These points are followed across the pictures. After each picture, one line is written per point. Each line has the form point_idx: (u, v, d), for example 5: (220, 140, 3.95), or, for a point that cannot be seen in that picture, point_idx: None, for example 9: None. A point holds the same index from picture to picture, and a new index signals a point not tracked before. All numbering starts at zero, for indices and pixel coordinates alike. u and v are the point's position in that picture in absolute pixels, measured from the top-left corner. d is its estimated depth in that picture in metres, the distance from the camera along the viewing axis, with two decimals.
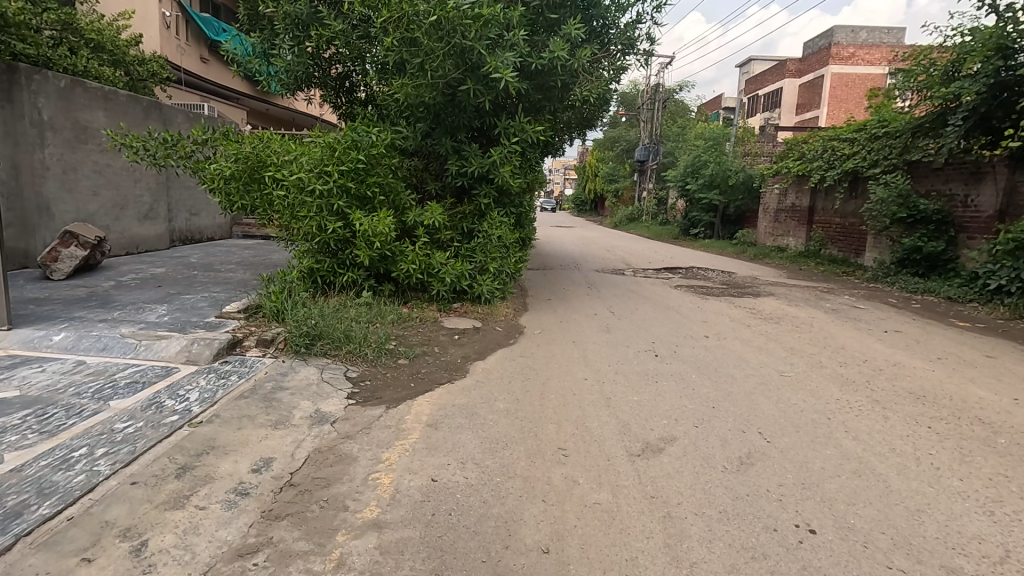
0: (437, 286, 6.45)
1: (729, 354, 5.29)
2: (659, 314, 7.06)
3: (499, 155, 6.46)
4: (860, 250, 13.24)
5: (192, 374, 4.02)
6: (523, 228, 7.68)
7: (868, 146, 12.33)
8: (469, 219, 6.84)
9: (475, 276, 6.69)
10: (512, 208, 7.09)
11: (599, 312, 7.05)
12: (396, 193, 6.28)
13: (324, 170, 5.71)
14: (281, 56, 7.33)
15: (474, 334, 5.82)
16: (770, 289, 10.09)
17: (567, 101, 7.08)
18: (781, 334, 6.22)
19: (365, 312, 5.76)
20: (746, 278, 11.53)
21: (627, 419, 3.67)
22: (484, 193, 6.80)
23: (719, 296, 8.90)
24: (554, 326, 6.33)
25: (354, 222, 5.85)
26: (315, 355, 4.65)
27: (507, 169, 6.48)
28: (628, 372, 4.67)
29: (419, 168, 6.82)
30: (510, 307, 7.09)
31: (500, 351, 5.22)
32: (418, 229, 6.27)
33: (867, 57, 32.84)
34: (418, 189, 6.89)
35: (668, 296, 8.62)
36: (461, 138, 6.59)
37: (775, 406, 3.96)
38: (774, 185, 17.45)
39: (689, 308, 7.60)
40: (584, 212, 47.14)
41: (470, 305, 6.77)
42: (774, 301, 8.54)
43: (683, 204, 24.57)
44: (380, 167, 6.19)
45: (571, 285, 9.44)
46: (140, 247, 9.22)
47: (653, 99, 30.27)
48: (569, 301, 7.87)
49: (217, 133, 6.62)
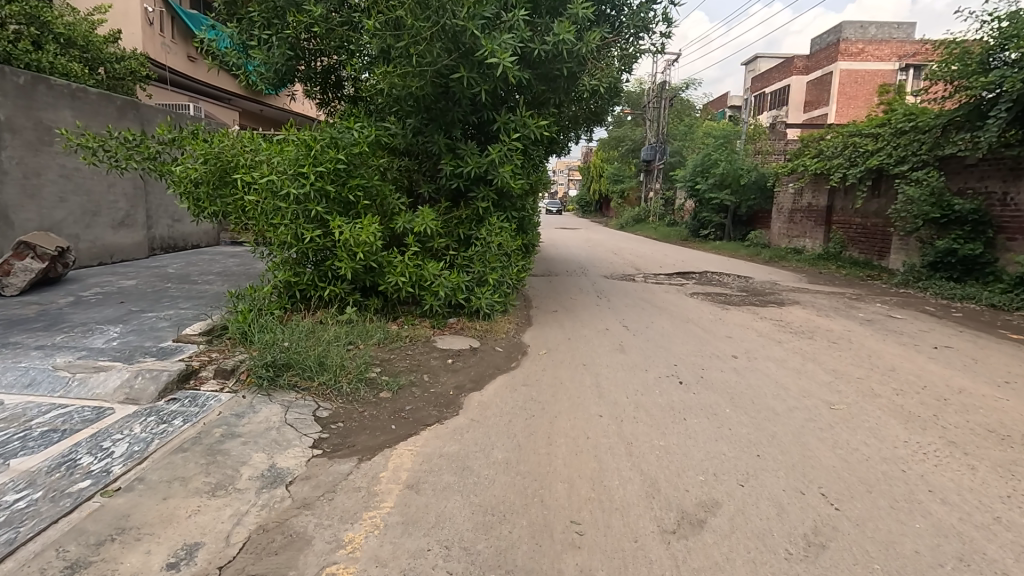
0: (430, 301, 5.78)
1: (765, 380, 4.57)
2: (678, 328, 6.34)
3: (498, 153, 5.76)
4: (884, 253, 12.47)
5: (126, 418, 3.33)
6: (527, 234, 6.99)
7: (894, 141, 11.57)
8: (466, 225, 6.16)
9: (473, 288, 6.01)
10: (515, 213, 6.40)
11: (612, 328, 6.33)
12: (382, 196, 5.60)
13: (299, 171, 5.03)
14: (260, 48, 6.63)
15: (470, 356, 5.11)
16: (794, 296, 9.36)
17: (573, 92, 6.41)
18: (818, 352, 5.49)
19: (348, 333, 5.08)
20: (765, 283, 10.80)
21: (655, 475, 2.95)
22: (482, 196, 6.09)
23: (740, 305, 8.18)
24: (561, 345, 5.62)
25: (334, 230, 5.16)
26: (281, 388, 3.96)
27: (508, 169, 5.78)
28: (649, 406, 3.96)
29: (410, 168, 6.14)
30: (512, 321, 6.41)
31: (499, 379, 4.53)
32: (407, 237, 5.60)
33: (877, 53, 31.99)
34: (409, 192, 6.21)
35: (685, 306, 7.90)
36: (455, 135, 5.90)
37: (833, 453, 3.24)
38: (789, 185, 16.69)
39: (709, 320, 6.88)
40: (589, 213, 46.45)
41: (467, 321, 6.10)
42: (800, 311, 7.81)
43: (692, 205, 23.82)
44: (364, 168, 5.51)
45: (578, 295, 8.74)
46: (115, 256, 8.59)
47: (659, 97, 29.54)
48: (576, 314, 7.16)
49: (185, 131, 5.97)
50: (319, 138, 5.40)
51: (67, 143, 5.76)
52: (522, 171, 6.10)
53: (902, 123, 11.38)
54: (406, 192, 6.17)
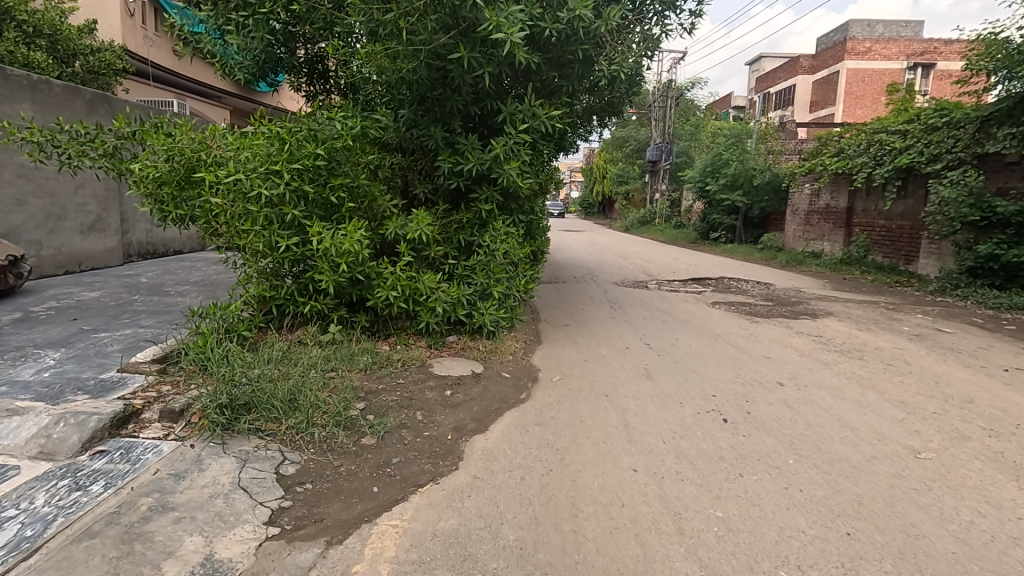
0: (427, 318, 5.04)
1: (825, 416, 3.83)
2: (707, 347, 5.59)
3: (503, 148, 5.02)
4: (914, 257, 11.72)
5: (29, 483, 2.59)
6: (536, 240, 6.25)
7: (925, 138, 10.83)
8: (467, 230, 5.43)
9: (475, 303, 5.29)
10: (522, 217, 5.66)
11: (633, 346, 5.59)
12: (370, 199, 4.88)
13: (271, 167, 4.28)
14: (237, 32, 5.97)
15: (473, 384, 4.37)
16: (823, 305, 8.63)
17: (587, 81, 5.71)
18: (875, 377, 4.75)
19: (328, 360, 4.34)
20: (789, 291, 10.07)
21: (720, 570, 2.21)
22: (485, 197, 5.36)
23: (769, 317, 7.45)
24: (577, 369, 4.88)
25: (313, 237, 4.42)
26: (240, 433, 3.21)
27: (514, 166, 5.04)
28: (693, 456, 3.21)
29: (403, 167, 5.43)
30: (520, 339, 5.66)
31: (508, 416, 3.79)
32: (399, 245, 4.86)
33: (884, 52, 31.22)
34: (400, 193, 5.48)
35: (710, 318, 7.16)
36: (455, 128, 5.17)
37: (943, 530, 2.50)
38: (805, 185, 15.95)
39: (740, 336, 6.14)
40: (592, 215, 45.79)
41: (469, 339, 5.37)
42: (836, 323, 7.05)
43: (700, 207, 23.07)
44: (350, 164, 4.77)
45: (590, 305, 8.00)
46: (84, 264, 7.87)
47: (664, 97, 28.83)
48: (590, 328, 6.42)
49: (146, 124, 5.23)
50: (296, 128, 4.65)
51: (9, 136, 5.02)
52: (531, 169, 5.38)
53: (935, 119, 10.63)
54: (398, 193, 5.44)
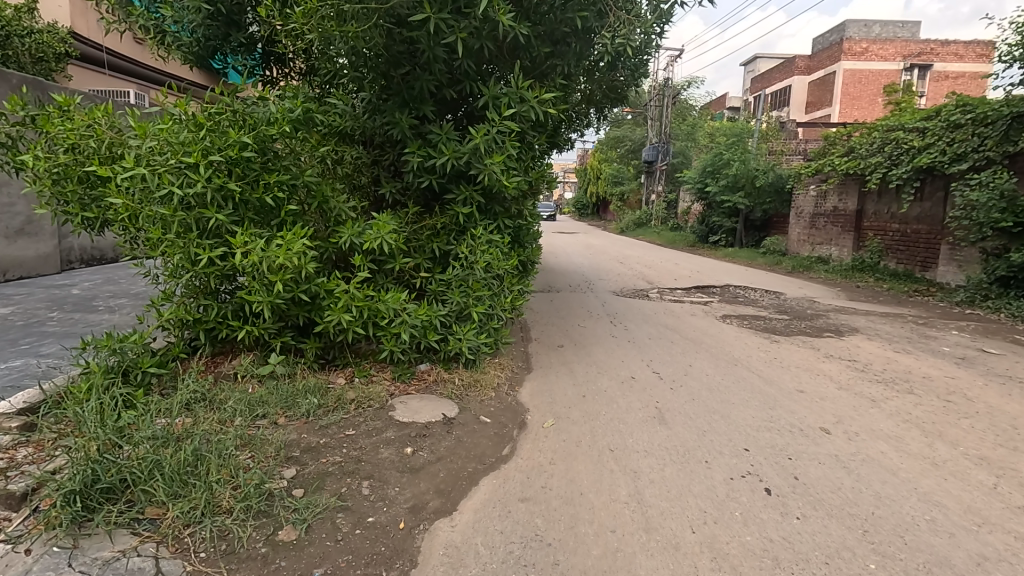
0: (389, 346, 4.13)
1: (895, 484, 2.95)
2: (727, 377, 4.72)
3: (483, 137, 4.09)
4: (933, 264, 10.99)
5: None
6: (526, 249, 5.38)
7: (947, 136, 10.05)
8: (441, 237, 4.53)
9: (449, 327, 4.40)
10: (509, 222, 4.77)
11: (639, 376, 4.73)
12: (319, 200, 3.97)
13: (183, 159, 3.34)
14: (172, 4, 5.20)
15: (442, 435, 3.46)
16: (844, 318, 7.80)
17: (584, 60, 4.87)
18: (937, 419, 3.88)
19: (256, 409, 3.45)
20: (802, 301, 9.25)
21: None
22: (464, 198, 4.45)
23: (789, 334, 6.60)
24: (574, 410, 3.99)
25: (239, 249, 3.49)
26: (100, 530, 2.28)
27: (497, 160, 4.12)
28: (735, 558, 2.32)
29: (366, 163, 4.55)
30: (506, 368, 4.78)
31: (483, 487, 2.89)
32: (354, 256, 3.95)
33: (880, 53, 30.57)
34: (361, 193, 4.58)
35: (724, 336, 6.31)
36: (425, 113, 4.27)
37: None
38: (811, 186, 15.19)
39: (762, 361, 5.28)
40: (586, 216, 45.02)
41: (444, 369, 4.46)
42: (866, 343, 6.19)
43: (699, 209, 22.27)
44: (293, 156, 3.86)
45: (587, 319, 7.13)
46: (10, 272, 6.89)
47: (661, 95, 28.07)
48: (589, 351, 5.55)
49: (49, 105, 4.27)
50: (222, 108, 3.69)
51: None
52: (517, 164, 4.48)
53: (958, 115, 9.86)
54: (358, 193, 4.55)
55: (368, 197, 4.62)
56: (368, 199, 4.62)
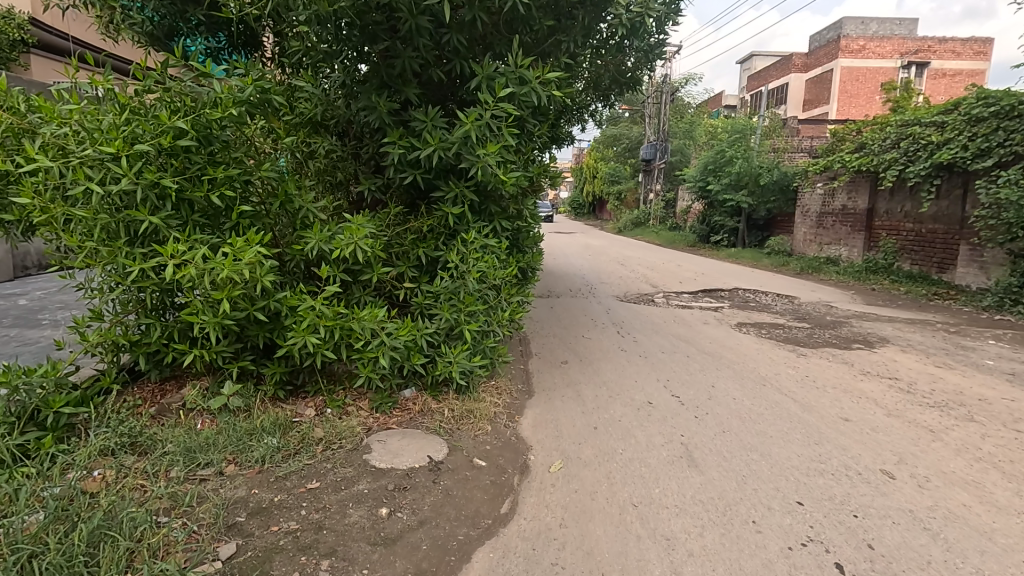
0: (365, 373, 3.49)
1: (998, 556, 2.34)
2: (758, 401, 4.12)
3: (475, 123, 3.45)
4: (950, 266, 10.48)
5: None
6: (526, 255, 4.76)
7: (967, 131, 9.52)
8: (427, 242, 3.90)
9: (437, 348, 3.77)
10: (506, 223, 4.14)
11: (657, 400, 4.12)
12: (281, 199, 3.33)
13: (102, 149, 2.68)
14: None
15: (427, 486, 2.83)
16: (868, 326, 7.22)
17: (592, 35, 4.25)
18: (1014, 456, 3.29)
19: (196, 457, 2.82)
20: (819, 306, 8.68)
21: None
22: (454, 196, 3.81)
23: (815, 346, 6.01)
24: (586, 447, 3.37)
25: (171, 261, 2.82)
26: None
27: (492, 150, 3.48)
28: None
29: (341, 155, 3.93)
30: (504, 392, 4.16)
31: (478, 565, 2.27)
32: (321, 267, 3.30)
33: (878, 50, 30.08)
34: (335, 192, 3.95)
35: (744, 349, 5.71)
36: (409, 97, 3.65)
37: None
38: (818, 184, 14.65)
39: (793, 380, 4.69)
40: (582, 216, 44.40)
41: (432, 396, 3.83)
42: (901, 356, 5.60)
43: (699, 208, 21.71)
44: (247, 146, 3.22)
45: (592, 329, 6.52)
46: None
47: (659, 93, 27.52)
48: (597, 368, 4.94)
49: None
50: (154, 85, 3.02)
51: None
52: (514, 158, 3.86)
53: (979, 108, 9.33)
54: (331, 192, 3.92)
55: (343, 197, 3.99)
56: (344, 199, 3.98)
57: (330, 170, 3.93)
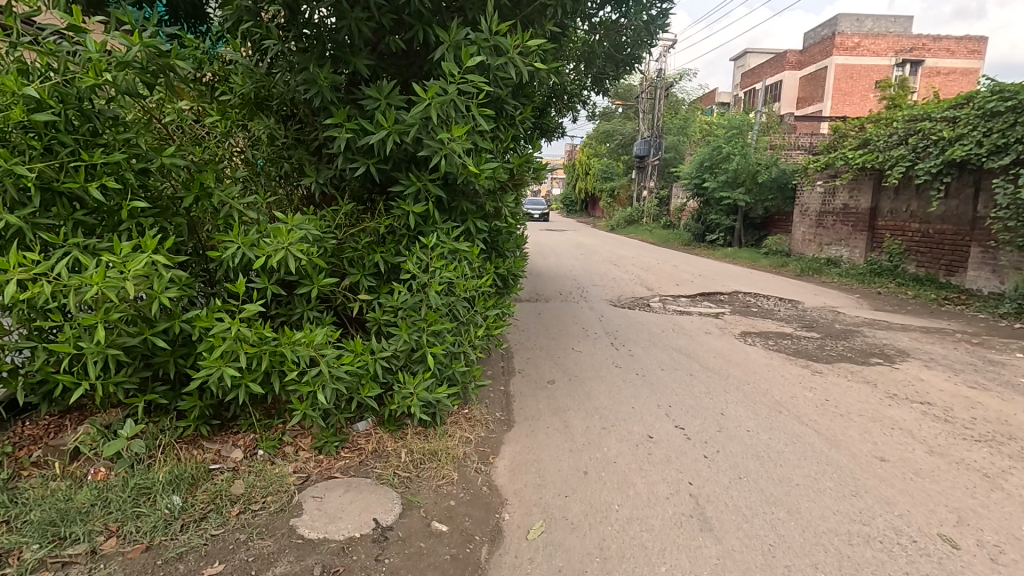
0: (301, 410, 2.83)
1: None
2: (776, 435, 3.51)
3: (438, 99, 2.76)
4: (959, 269, 9.98)
5: None
6: (507, 261, 4.13)
7: (982, 126, 8.99)
8: (384, 247, 3.25)
9: (394, 374, 3.14)
10: (481, 224, 3.49)
11: (657, 433, 3.51)
12: (195, 192, 2.68)
13: None
14: None
15: (366, 568, 2.19)
16: (881, 335, 6.67)
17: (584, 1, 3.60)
18: None
19: (58, 532, 2.17)
20: (825, 312, 8.12)
21: None
22: (414, 191, 3.13)
23: (829, 360, 5.44)
24: (572, 502, 2.74)
25: (19, 273, 2.11)
26: None
27: (458, 134, 2.79)
28: None
29: (282, 140, 3.28)
30: (478, 425, 3.53)
31: None
32: (240, 278, 2.63)
33: (872, 47, 29.55)
34: (273, 186, 3.29)
35: (752, 364, 5.11)
36: (359, 70, 2.98)
37: None
38: (817, 182, 14.13)
39: (813, 405, 4.09)
40: (575, 213, 43.85)
41: (390, 431, 3.19)
42: (926, 373, 5.01)
43: (694, 206, 21.15)
44: (145, 126, 2.58)
45: (583, 339, 5.91)
46: None
47: (653, 87, 26.93)
48: (588, 389, 4.33)
49: None
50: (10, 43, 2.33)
51: None
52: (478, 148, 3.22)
53: (995, 102, 8.81)
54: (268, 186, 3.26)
55: (286, 191, 3.34)
56: (286, 193, 3.32)
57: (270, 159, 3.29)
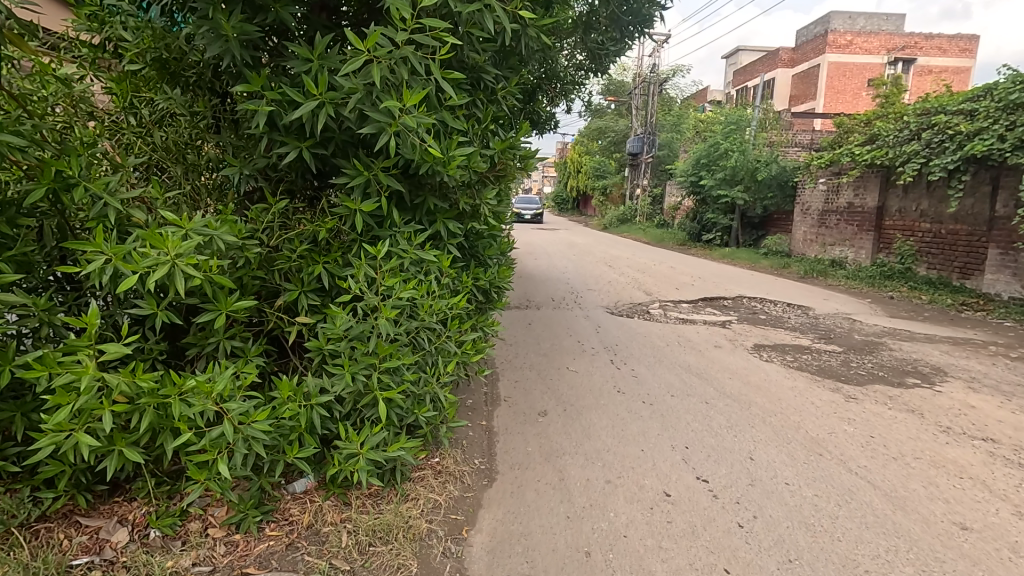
0: (200, 481, 2.07)
1: None
2: (824, 492, 2.81)
3: (384, 55, 2.02)
4: (974, 272, 9.40)
5: None
6: (489, 271, 3.41)
7: (1006, 118, 8.37)
8: (327, 256, 2.52)
9: (337, 424, 2.40)
10: (455, 227, 2.77)
11: (674, 489, 2.82)
12: (48, 183, 1.95)
13: None
14: None
15: None
16: (907, 348, 6.01)
17: None
18: None
19: None
20: (840, 321, 7.46)
21: None
22: (361, 183, 2.37)
23: (861, 380, 4.75)
24: None
25: None
26: None
27: (411, 100, 2.03)
28: None
29: (203, 116, 2.62)
30: (450, 481, 2.82)
31: None
32: (92, 305, 1.85)
33: (865, 45, 28.92)
34: (191, 179, 2.61)
35: (775, 388, 4.41)
36: (284, 20, 2.19)
37: None
38: (820, 180, 13.50)
39: (859, 444, 3.39)
40: (566, 212, 43.16)
41: (333, 497, 2.46)
42: (975, 398, 4.33)
43: (689, 204, 20.50)
44: None
45: (578, 355, 5.20)
46: None
47: (646, 83, 26.22)
48: (586, 422, 3.63)
49: None
50: None
51: None
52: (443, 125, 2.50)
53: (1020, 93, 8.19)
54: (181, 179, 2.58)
55: (204, 181, 2.63)
56: (205, 186, 2.61)
57: (186, 144, 2.63)
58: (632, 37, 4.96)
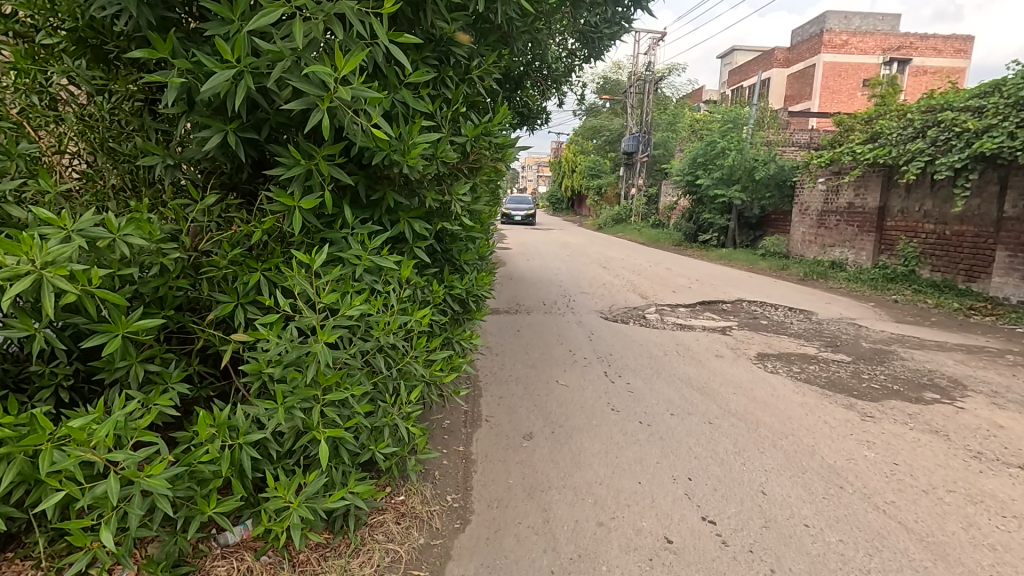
0: (88, 547, 1.64)
1: None
2: (850, 537, 2.42)
3: (312, 8, 1.58)
4: (980, 274, 9.08)
5: None
6: (465, 277, 3.01)
7: (1016, 115, 8.04)
8: (265, 263, 2.11)
9: (272, 466, 1.99)
10: (421, 228, 2.37)
11: (677, 533, 2.44)
12: None
13: None
14: None
15: None
16: (918, 358, 5.65)
17: None
18: None
19: None
20: (845, 327, 7.09)
21: None
22: (299, 176, 1.94)
23: (876, 395, 4.38)
24: None
25: None
26: None
27: (347, 67, 1.60)
28: None
29: (132, 99, 2.24)
30: (415, 526, 2.41)
31: None
32: None
33: (860, 45, 28.65)
34: (114, 169, 2.23)
35: (784, 405, 4.03)
36: None
37: None
38: (819, 179, 13.17)
39: (882, 473, 3.01)
40: (560, 212, 42.77)
41: (269, 554, 2.04)
42: (1001, 416, 3.96)
43: (685, 204, 20.14)
44: None
45: (568, 365, 4.81)
46: None
47: (641, 82, 25.86)
48: (575, 447, 3.24)
49: None
50: None
51: None
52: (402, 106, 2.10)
53: None
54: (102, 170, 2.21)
55: (127, 172, 2.23)
56: (131, 181, 2.23)
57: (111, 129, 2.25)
58: (628, 21, 4.56)
